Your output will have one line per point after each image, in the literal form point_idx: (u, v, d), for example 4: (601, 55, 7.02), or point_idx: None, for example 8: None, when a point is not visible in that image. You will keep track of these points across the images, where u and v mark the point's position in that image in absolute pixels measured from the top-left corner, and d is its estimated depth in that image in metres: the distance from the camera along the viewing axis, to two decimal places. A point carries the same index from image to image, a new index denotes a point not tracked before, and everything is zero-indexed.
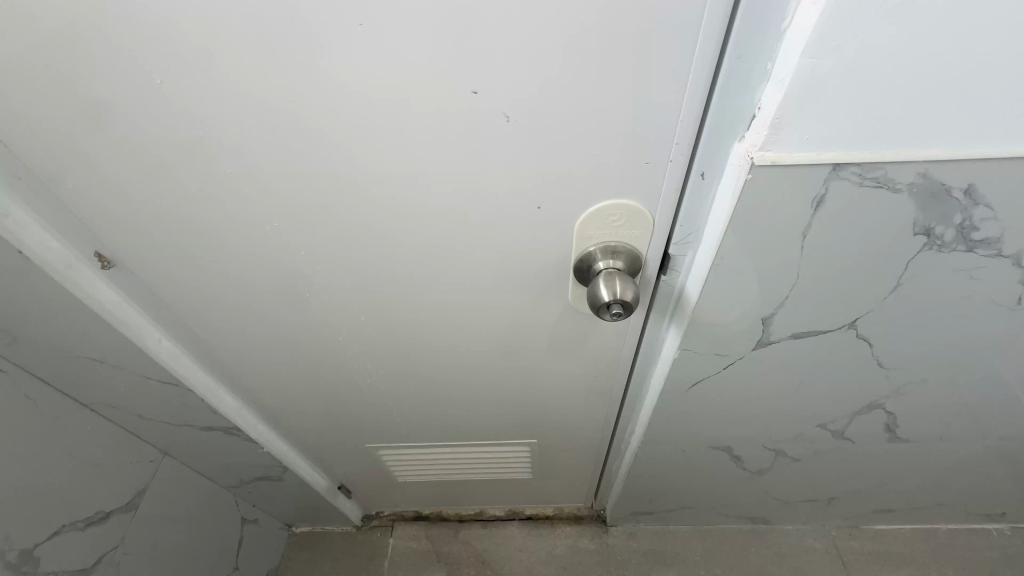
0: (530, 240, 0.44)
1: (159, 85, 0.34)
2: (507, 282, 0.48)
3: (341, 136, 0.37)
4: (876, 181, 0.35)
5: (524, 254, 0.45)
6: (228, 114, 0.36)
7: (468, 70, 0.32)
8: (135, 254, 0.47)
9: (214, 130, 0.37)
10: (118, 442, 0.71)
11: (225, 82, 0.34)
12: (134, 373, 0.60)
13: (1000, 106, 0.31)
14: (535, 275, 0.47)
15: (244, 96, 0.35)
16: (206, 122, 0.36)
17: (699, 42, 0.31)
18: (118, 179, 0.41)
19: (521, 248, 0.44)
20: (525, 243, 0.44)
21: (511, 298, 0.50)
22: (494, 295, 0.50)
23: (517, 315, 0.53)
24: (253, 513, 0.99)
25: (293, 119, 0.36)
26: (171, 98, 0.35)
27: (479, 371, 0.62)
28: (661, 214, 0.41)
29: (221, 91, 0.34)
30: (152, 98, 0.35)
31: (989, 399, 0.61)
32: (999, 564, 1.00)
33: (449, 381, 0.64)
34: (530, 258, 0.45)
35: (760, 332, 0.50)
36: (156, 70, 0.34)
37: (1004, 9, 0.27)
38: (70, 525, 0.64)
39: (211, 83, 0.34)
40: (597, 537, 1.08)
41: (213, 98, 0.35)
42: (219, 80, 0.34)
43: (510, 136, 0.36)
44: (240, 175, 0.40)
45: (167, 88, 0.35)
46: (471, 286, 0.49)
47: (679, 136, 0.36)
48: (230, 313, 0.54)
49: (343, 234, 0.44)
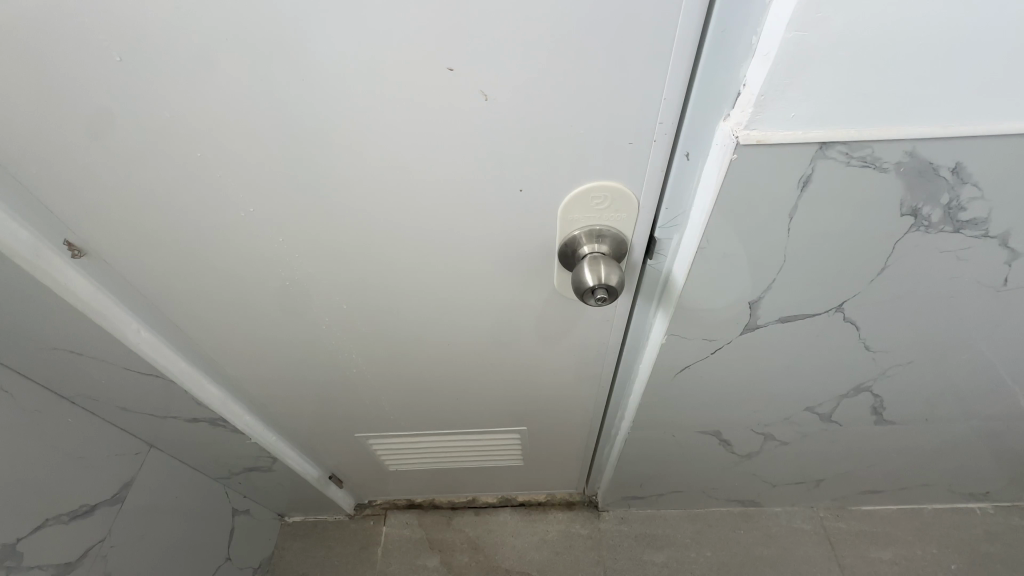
0: (513, 225, 0.43)
1: (119, 64, 0.33)
2: (491, 269, 0.48)
3: (314, 116, 0.35)
4: (863, 160, 0.35)
5: (507, 240, 0.44)
6: (195, 94, 0.34)
7: (444, 47, 0.31)
8: (108, 243, 0.46)
9: (182, 111, 0.35)
10: (102, 435, 0.70)
11: (189, 61, 0.32)
12: (113, 365, 0.59)
13: (987, 82, 0.30)
14: (519, 260, 0.47)
15: (211, 76, 0.33)
16: (173, 103, 0.35)
17: (682, 15, 0.30)
18: (85, 165, 0.39)
19: (504, 233, 0.44)
20: (508, 228, 0.43)
21: (496, 284, 0.50)
22: (479, 282, 0.49)
23: (502, 302, 0.52)
24: (245, 503, 0.98)
25: (263, 98, 0.34)
26: (132, 77, 0.33)
27: (468, 360, 0.62)
28: (645, 195, 0.40)
29: (187, 70, 0.33)
30: (113, 78, 0.33)
31: (974, 380, 0.61)
32: (981, 541, 1.02)
33: (436, 371, 0.64)
34: (514, 243, 0.45)
35: (748, 316, 0.50)
36: (114, 47, 0.32)
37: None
38: (54, 519, 0.64)
39: (175, 64, 0.32)
40: (589, 522, 1.09)
41: (177, 78, 0.33)
42: (183, 59, 0.32)
43: (488, 115, 0.35)
44: (211, 158, 0.38)
45: (128, 67, 0.33)
46: (456, 273, 0.48)
47: (661, 115, 0.35)
48: (210, 302, 0.53)
49: (322, 220, 0.43)
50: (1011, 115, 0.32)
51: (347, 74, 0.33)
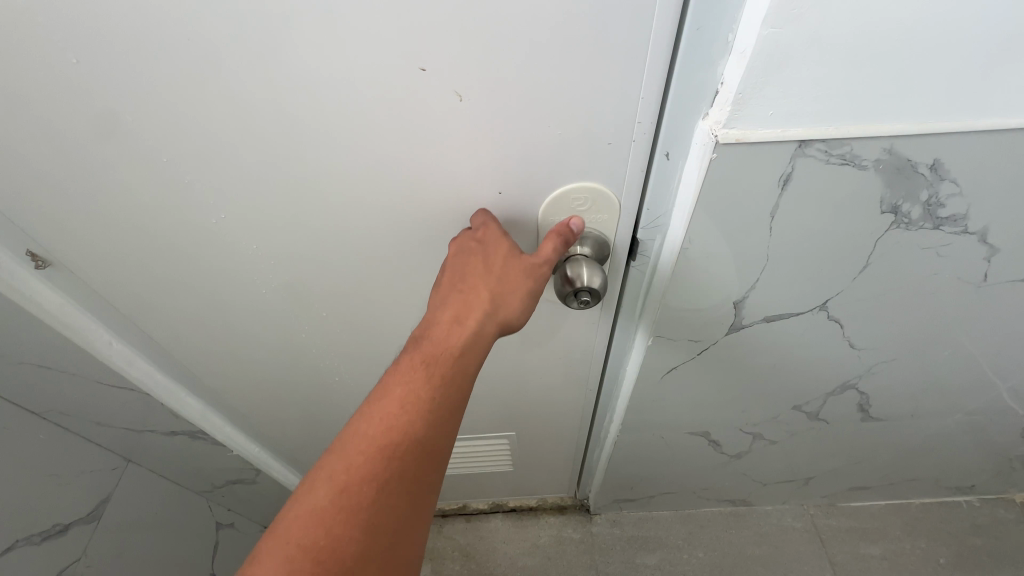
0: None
1: (76, 66, 0.31)
2: None
3: (283, 119, 0.34)
4: (842, 158, 0.35)
5: None
6: (157, 97, 0.33)
7: (413, 45, 0.30)
8: (74, 253, 0.44)
9: (144, 114, 0.34)
10: (76, 451, 0.68)
11: (151, 64, 0.31)
12: (84, 378, 0.57)
13: (961, 78, 0.30)
14: None
15: (174, 80, 0.32)
16: (134, 104, 0.33)
17: (657, 15, 0.29)
18: (45, 174, 0.38)
19: None
20: None
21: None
22: None
23: None
24: (229, 516, 0.96)
25: (230, 100, 0.33)
26: (89, 79, 0.32)
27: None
28: (626, 196, 0.40)
29: (149, 73, 0.32)
30: (70, 81, 0.32)
31: (956, 376, 0.62)
32: (968, 533, 1.03)
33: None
34: None
35: (733, 316, 0.50)
36: (68, 47, 0.30)
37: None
38: (25, 540, 0.61)
39: (137, 65, 0.31)
40: (581, 525, 1.08)
41: (135, 80, 0.32)
42: (142, 59, 0.31)
43: (463, 115, 0.34)
44: (178, 162, 0.37)
45: (87, 70, 0.32)
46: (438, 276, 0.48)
47: (640, 114, 0.34)
48: (182, 310, 0.51)
49: (298, 225, 0.42)
50: (986, 111, 0.32)
51: (316, 75, 0.32)
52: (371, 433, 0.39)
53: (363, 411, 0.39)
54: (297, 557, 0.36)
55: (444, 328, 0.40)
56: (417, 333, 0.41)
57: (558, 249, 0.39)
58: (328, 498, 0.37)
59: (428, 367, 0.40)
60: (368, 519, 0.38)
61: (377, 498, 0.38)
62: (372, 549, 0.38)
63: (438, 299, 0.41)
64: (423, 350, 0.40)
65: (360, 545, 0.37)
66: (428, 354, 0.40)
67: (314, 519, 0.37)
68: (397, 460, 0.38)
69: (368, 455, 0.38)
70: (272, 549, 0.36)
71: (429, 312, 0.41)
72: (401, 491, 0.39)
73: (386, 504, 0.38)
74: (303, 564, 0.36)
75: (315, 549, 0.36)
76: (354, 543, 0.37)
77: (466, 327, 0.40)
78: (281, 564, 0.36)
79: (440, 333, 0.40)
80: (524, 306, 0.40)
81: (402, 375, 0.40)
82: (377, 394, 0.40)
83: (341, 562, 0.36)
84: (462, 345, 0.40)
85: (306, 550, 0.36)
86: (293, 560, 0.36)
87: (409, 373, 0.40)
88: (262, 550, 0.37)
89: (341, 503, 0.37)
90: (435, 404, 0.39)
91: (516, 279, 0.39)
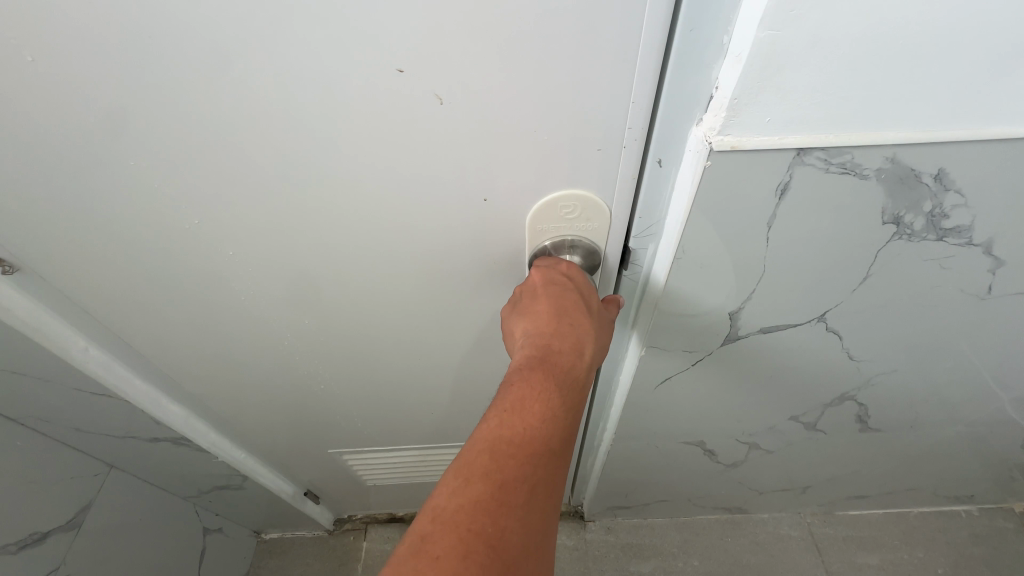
0: (480, 233, 0.41)
1: (32, 64, 0.29)
2: (460, 278, 0.46)
3: (255, 122, 0.32)
4: (842, 167, 0.33)
5: (474, 249, 0.42)
6: (122, 97, 0.31)
7: (389, 45, 0.29)
8: (44, 258, 0.43)
9: (108, 116, 0.32)
10: (56, 457, 0.66)
11: (116, 67, 0.30)
12: (62, 385, 0.56)
13: (968, 83, 0.29)
14: (488, 270, 0.45)
15: (140, 84, 0.30)
16: (96, 105, 0.32)
17: (647, 15, 0.28)
18: (8, 177, 0.36)
19: (471, 242, 0.42)
20: (474, 236, 0.41)
21: (466, 294, 0.48)
22: (448, 292, 0.47)
23: (474, 311, 0.50)
24: (217, 521, 0.94)
25: (197, 101, 0.31)
26: (48, 78, 0.30)
27: (442, 373, 0.60)
28: (617, 204, 0.38)
29: (113, 74, 0.30)
30: (28, 81, 0.30)
31: (957, 387, 0.60)
32: (966, 543, 1.02)
33: (410, 384, 0.62)
34: (482, 252, 0.43)
35: (728, 326, 0.48)
36: (25, 45, 0.29)
37: (963, 6, 0.25)
38: (2, 549, 0.59)
39: (100, 64, 0.29)
40: (575, 532, 1.06)
41: (96, 79, 0.30)
42: (103, 58, 0.29)
43: (445, 119, 0.32)
44: (147, 166, 0.35)
45: (46, 70, 0.30)
46: (425, 283, 0.46)
47: (631, 120, 0.33)
48: (160, 318, 0.50)
49: (276, 229, 0.40)
50: (994, 119, 0.30)
51: (289, 74, 0.30)
52: (521, 436, 0.34)
53: (505, 413, 0.35)
54: (468, 545, 0.30)
55: (567, 354, 0.38)
56: (533, 353, 0.38)
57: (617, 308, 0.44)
58: (488, 490, 0.32)
59: (562, 383, 0.37)
60: (528, 519, 0.32)
61: (533, 501, 0.33)
62: (534, 554, 0.32)
63: (541, 327, 0.39)
64: (551, 367, 0.37)
65: (523, 544, 0.32)
66: (559, 370, 0.37)
67: (477, 509, 0.32)
68: (546, 467, 0.34)
69: (523, 453, 0.34)
70: (438, 531, 0.31)
71: (533, 337, 0.39)
72: (550, 497, 0.34)
73: (540, 508, 0.33)
74: (477, 552, 0.30)
75: (484, 539, 0.31)
76: (521, 541, 0.32)
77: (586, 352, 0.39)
78: (452, 550, 0.30)
79: (565, 357, 0.38)
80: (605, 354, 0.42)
81: (538, 384, 0.36)
82: (515, 398, 0.35)
83: (512, 559, 0.31)
84: (584, 368, 0.38)
85: (476, 539, 0.30)
86: (463, 546, 0.30)
87: (545, 381, 0.36)
88: (426, 532, 0.31)
89: (502, 497, 0.32)
90: (570, 419, 0.37)
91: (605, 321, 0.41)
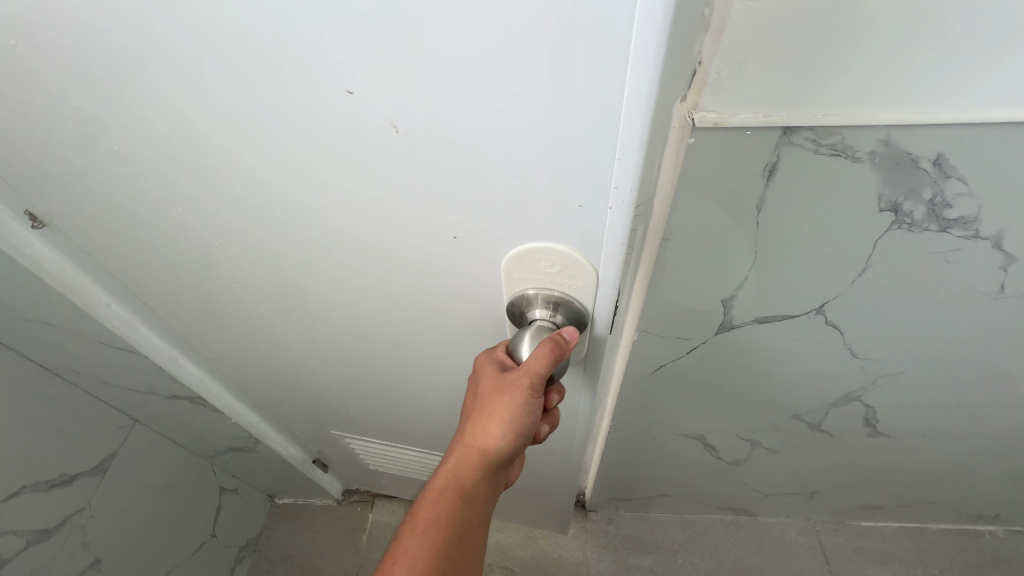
0: (453, 266, 0.39)
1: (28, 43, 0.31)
2: (442, 304, 0.44)
3: (225, 119, 0.32)
4: (833, 148, 0.32)
5: (449, 277, 0.40)
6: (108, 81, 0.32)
7: (341, 68, 0.27)
8: (68, 217, 0.46)
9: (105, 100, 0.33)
10: (86, 406, 0.72)
11: (101, 53, 0.30)
12: (89, 339, 0.60)
13: (962, 59, 0.27)
14: (464, 298, 0.42)
15: (124, 66, 0.31)
16: (88, 85, 0.32)
17: (631, 66, 0.24)
18: (27, 145, 0.38)
19: (448, 274, 0.40)
20: (445, 264, 0.39)
21: (445, 323, 0.46)
22: (430, 314, 0.46)
23: (454, 338, 0.48)
24: (233, 482, 0.99)
25: (171, 92, 0.32)
26: (41, 56, 0.31)
27: (430, 388, 0.60)
28: (602, 261, 0.35)
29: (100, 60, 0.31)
30: (26, 60, 0.32)
31: (973, 394, 0.58)
32: (987, 565, 0.97)
33: (396, 391, 0.63)
34: (457, 281, 0.41)
35: (721, 315, 0.47)
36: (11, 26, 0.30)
37: None
38: (32, 487, 0.66)
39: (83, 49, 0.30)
40: (576, 520, 1.07)
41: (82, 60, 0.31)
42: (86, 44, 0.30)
43: (400, 147, 0.31)
44: (139, 145, 0.36)
45: (42, 46, 0.31)
46: (402, 302, 0.45)
47: (616, 180, 0.29)
48: (168, 283, 0.52)
49: (256, 221, 0.40)
50: (995, 100, 0.29)
51: (250, 78, 0.29)
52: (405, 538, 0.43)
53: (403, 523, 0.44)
54: None
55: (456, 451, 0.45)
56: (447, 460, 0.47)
57: (546, 354, 0.39)
58: None
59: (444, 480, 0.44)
60: None
61: None
62: None
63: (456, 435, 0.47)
64: (443, 468, 0.45)
65: None
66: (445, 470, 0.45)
67: None
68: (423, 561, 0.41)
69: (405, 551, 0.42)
70: None
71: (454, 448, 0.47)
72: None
73: None
74: None
75: None
76: None
77: (469, 443, 0.44)
78: None
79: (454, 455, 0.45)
80: (519, 431, 0.43)
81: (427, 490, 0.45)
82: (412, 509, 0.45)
83: None
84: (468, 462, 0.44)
85: None
86: None
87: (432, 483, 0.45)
88: None
89: None
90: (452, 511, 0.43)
91: (492, 396, 0.42)
